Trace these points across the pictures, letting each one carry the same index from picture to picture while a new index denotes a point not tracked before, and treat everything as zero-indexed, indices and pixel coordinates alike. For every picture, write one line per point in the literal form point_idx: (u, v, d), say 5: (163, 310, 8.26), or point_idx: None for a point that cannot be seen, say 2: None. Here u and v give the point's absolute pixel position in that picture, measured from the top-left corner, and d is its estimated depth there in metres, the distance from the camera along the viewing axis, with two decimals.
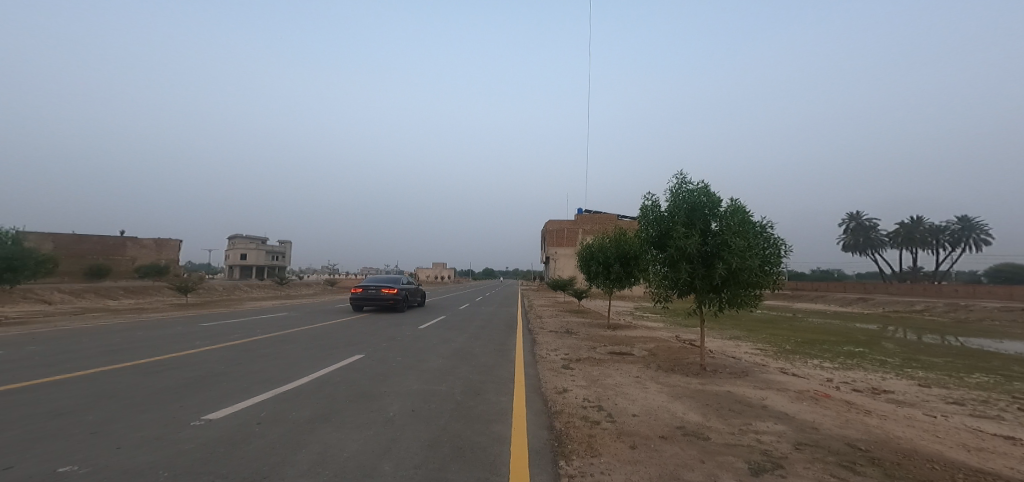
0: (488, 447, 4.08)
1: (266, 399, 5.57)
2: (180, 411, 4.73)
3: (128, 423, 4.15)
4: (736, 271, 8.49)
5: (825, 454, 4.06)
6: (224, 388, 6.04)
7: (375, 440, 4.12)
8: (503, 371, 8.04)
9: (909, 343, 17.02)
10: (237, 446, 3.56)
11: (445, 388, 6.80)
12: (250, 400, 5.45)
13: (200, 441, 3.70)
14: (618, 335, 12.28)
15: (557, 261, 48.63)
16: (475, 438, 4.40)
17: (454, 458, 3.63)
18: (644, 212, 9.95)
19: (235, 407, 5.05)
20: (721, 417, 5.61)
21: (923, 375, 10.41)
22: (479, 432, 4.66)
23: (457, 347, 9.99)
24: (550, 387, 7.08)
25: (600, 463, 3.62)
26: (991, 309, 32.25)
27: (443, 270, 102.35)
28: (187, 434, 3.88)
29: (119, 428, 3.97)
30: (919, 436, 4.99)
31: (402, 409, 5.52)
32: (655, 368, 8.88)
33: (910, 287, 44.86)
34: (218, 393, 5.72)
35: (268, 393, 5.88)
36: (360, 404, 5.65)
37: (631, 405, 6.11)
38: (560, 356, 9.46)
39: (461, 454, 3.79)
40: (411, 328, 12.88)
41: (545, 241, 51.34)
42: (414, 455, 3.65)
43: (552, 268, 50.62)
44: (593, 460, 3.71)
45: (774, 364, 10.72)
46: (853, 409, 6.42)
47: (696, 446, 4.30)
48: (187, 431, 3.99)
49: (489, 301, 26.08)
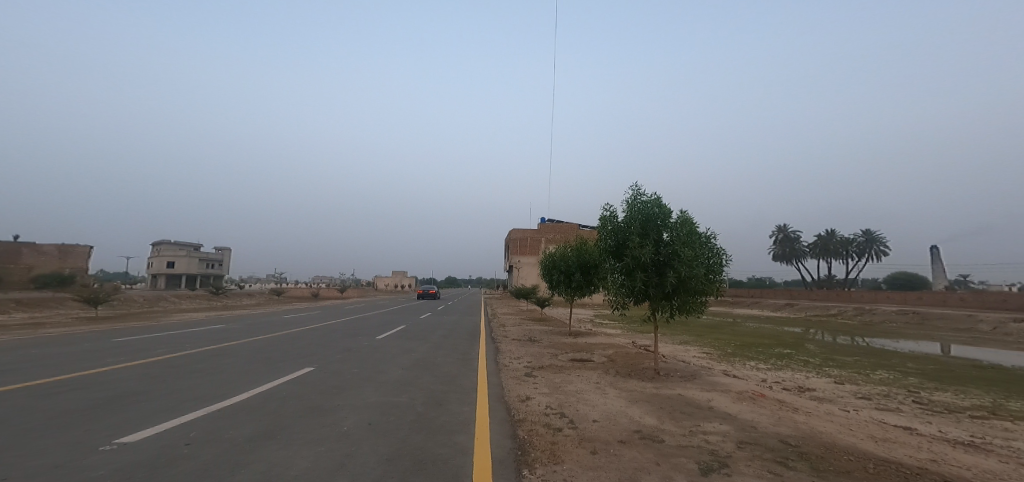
0: (451, 459, 3.99)
1: (197, 417, 5.06)
2: (90, 436, 4.16)
3: (21, 451, 3.60)
4: (685, 279, 9.01)
5: (762, 451, 4.38)
6: (146, 407, 5.41)
7: (327, 455, 3.89)
8: (465, 380, 7.94)
9: (828, 344, 18.93)
10: (159, 470, 3.19)
11: (406, 399, 6.55)
12: (176, 420, 4.92)
13: (115, 465, 3.29)
14: (579, 343, 12.54)
15: (520, 269, 48.97)
16: (437, 450, 4.27)
17: (415, 471, 3.51)
18: (603, 222, 10.34)
19: (158, 427, 4.54)
20: (673, 420, 5.89)
21: (838, 373, 11.65)
22: (442, 444, 4.53)
23: (419, 358, 9.71)
24: (514, 396, 7.02)
25: (563, 470, 3.65)
26: (889, 312, 36.72)
27: (401, 277, 99.67)
28: (100, 459, 3.43)
29: (8, 458, 3.42)
30: (837, 430, 5.55)
31: (357, 423, 5.24)
32: (613, 373, 9.15)
33: (827, 293, 49.80)
34: (138, 413, 5.12)
35: (199, 412, 5.31)
36: (311, 419, 5.30)
37: (592, 411, 6.24)
38: (524, 364, 9.48)
39: (422, 466, 3.67)
40: (368, 338, 12.37)
41: (508, 251, 51.51)
42: (370, 470, 3.47)
43: (513, 277, 50.81)
44: (556, 468, 3.74)
45: (718, 367, 11.48)
46: (784, 407, 7.01)
47: (652, 450, 4.47)
48: (99, 456, 3.53)
49: (451, 310, 25.67)
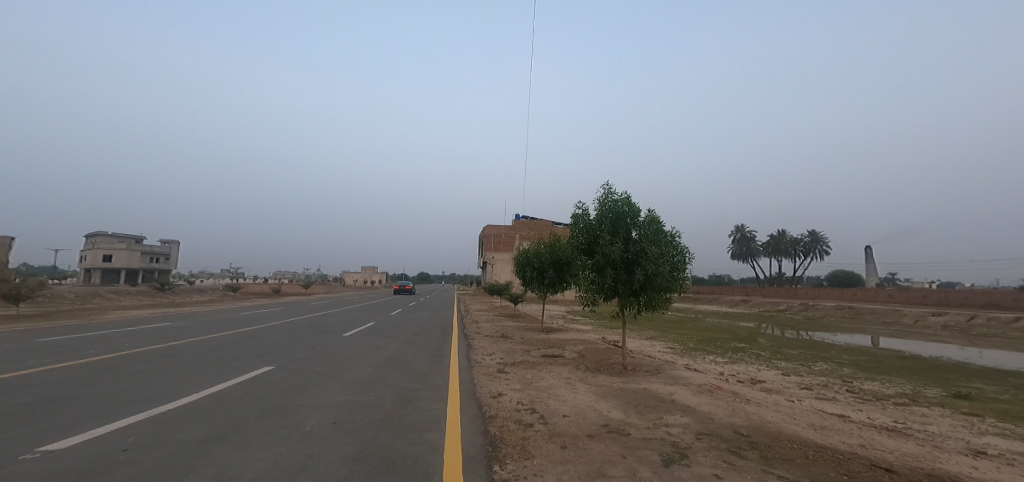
0: (420, 457, 3.88)
1: (138, 421, 4.64)
2: (8, 444, 3.71)
3: None
4: (651, 276, 9.27)
5: (718, 442, 4.58)
6: (78, 412, 4.90)
7: (288, 457, 3.67)
8: (436, 378, 7.78)
9: (777, 338, 20.17)
10: (92, 479, 2.88)
11: (374, 398, 6.33)
12: (114, 424, 4.48)
13: (39, 475, 2.93)
14: (551, 338, 12.65)
15: (494, 265, 48.77)
16: (406, 448, 4.14)
17: (383, 470, 3.37)
18: (575, 219, 10.46)
19: (91, 433, 4.12)
20: (638, 413, 6.05)
21: (785, 365, 12.45)
22: (412, 442, 4.40)
23: (388, 355, 9.43)
24: (486, 392, 6.96)
25: (533, 465, 3.64)
26: (830, 307, 39.68)
27: (368, 273, 96.87)
28: (21, 469, 3.06)
29: None
30: (783, 419, 5.92)
31: (321, 422, 4.99)
32: (583, 369, 9.29)
33: (777, 290, 53.08)
34: (68, 419, 4.62)
35: (140, 417, 4.85)
36: (270, 420, 4.99)
37: (562, 406, 6.29)
38: (496, 360, 9.44)
39: (391, 465, 3.54)
40: (333, 335, 11.87)
41: (482, 247, 51.22)
42: (334, 470, 3.30)
43: (486, 274, 50.54)
44: (527, 463, 3.72)
45: (681, 361, 11.94)
46: (737, 398, 7.40)
47: (619, 443, 4.56)
48: (20, 466, 3.14)
49: (422, 307, 25.19)
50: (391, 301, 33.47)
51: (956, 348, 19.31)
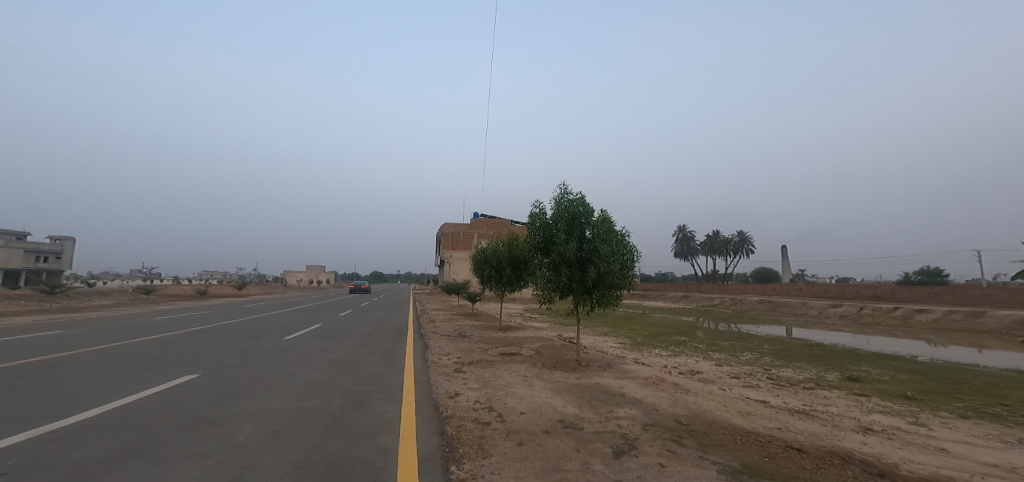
0: (373, 461, 3.55)
1: (20, 441, 3.84)
2: None
3: None
4: (603, 275, 9.45)
5: (662, 432, 4.73)
6: None
7: (217, 469, 3.19)
8: (389, 379, 7.34)
9: (712, 332, 21.69)
10: None
11: (319, 403, 5.80)
12: None
13: None
14: (509, 337, 12.55)
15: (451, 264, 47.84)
16: (358, 453, 3.79)
17: (331, 477, 3.03)
18: (531, 218, 10.44)
19: None
20: (591, 407, 6.11)
21: (718, 356, 13.38)
22: (364, 446, 4.04)
23: (335, 358, 8.78)
24: (441, 392, 6.64)
25: (490, 463, 3.49)
26: (756, 301, 43.59)
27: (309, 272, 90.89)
28: None
29: None
30: (716, 407, 6.28)
31: (258, 431, 4.45)
32: (540, 366, 9.26)
33: (712, 286, 57.30)
34: None
35: (21, 437, 4.00)
36: (195, 431, 4.37)
37: (519, 403, 6.18)
38: (453, 359, 9.15)
39: (340, 472, 3.19)
40: (272, 339, 10.86)
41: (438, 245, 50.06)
42: None
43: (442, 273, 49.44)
44: (484, 461, 3.55)
45: (630, 355, 12.37)
46: (678, 389, 7.77)
47: (574, 437, 4.54)
48: None
49: (373, 307, 24.03)
50: (340, 301, 31.63)
51: (854, 335, 21.98)
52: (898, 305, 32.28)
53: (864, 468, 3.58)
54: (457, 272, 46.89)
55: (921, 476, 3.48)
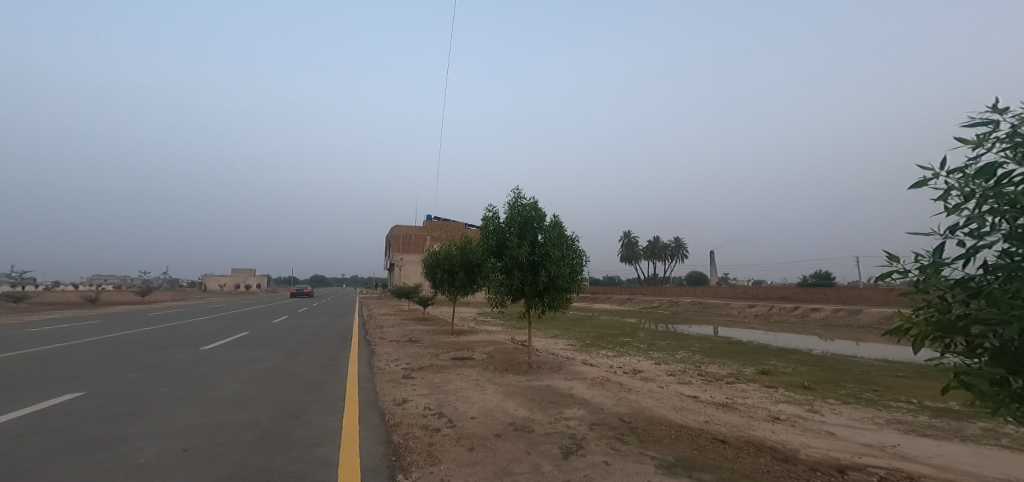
0: (304, 476, 3.39)
1: None
2: None
3: None
4: (554, 278, 9.72)
5: (607, 430, 4.99)
6: None
7: None
8: (330, 389, 7.01)
9: (653, 332, 23.01)
10: None
11: (244, 416, 5.42)
12: None
13: None
14: (461, 341, 12.49)
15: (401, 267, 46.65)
16: (288, 468, 3.59)
17: None
18: (485, 222, 10.50)
19: None
20: (542, 409, 6.27)
21: (659, 355, 14.24)
22: (297, 459, 3.84)
23: (270, 368, 8.21)
24: (389, 399, 6.47)
25: (440, 471, 3.49)
26: (691, 302, 46.77)
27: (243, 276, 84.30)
28: None
29: None
30: (656, 404, 6.72)
31: (166, 450, 4.07)
32: (492, 370, 9.33)
33: (654, 289, 60.58)
34: None
35: None
36: (88, 455, 3.92)
37: (471, 408, 6.19)
38: (401, 366, 8.94)
39: None
40: (196, 350, 9.93)
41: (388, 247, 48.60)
42: None
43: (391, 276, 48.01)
44: (433, 469, 3.54)
45: (579, 357, 12.81)
46: (622, 388, 8.20)
47: (524, 440, 4.66)
48: None
49: (315, 313, 22.76)
50: (278, 306, 29.63)
51: (771, 332, 24.36)
52: (806, 304, 36.11)
53: (773, 454, 4.02)
54: (405, 274, 45.69)
55: (819, 458, 3.98)
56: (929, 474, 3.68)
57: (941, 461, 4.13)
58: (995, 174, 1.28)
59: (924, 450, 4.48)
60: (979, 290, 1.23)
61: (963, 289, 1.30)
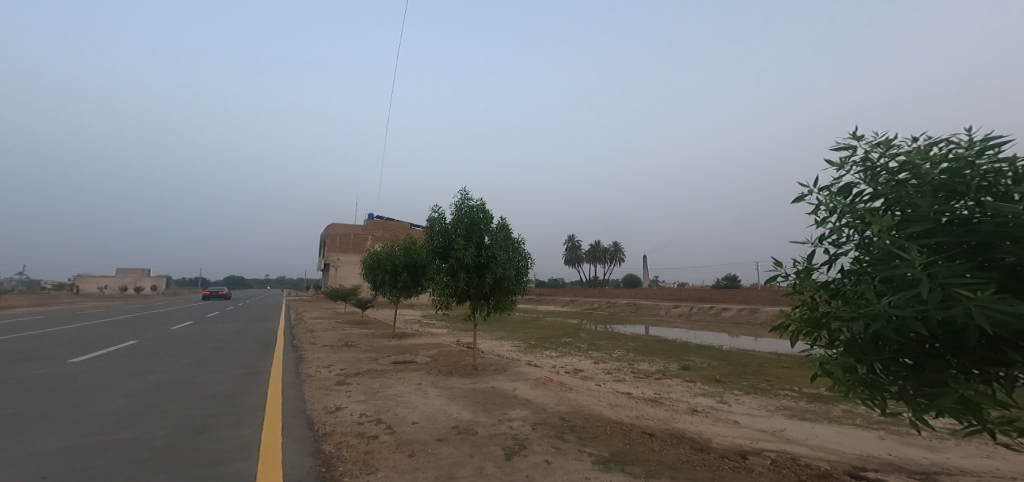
0: None
1: None
2: None
3: None
4: (500, 280, 9.77)
5: (549, 429, 5.10)
6: None
7: None
8: (251, 399, 6.44)
9: (593, 332, 23.95)
10: None
11: (137, 433, 4.80)
12: None
13: None
14: (403, 344, 12.13)
15: (337, 268, 44.26)
16: None
17: None
18: (430, 222, 10.32)
19: None
20: (485, 411, 6.27)
21: (599, 354, 14.85)
22: (208, 477, 3.48)
23: (180, 380, 7.39)
24: (319, 408, 6.06)
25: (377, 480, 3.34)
26: (628, 303, 49.28)
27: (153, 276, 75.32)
28: None
29: None
30: (594, 402, 6.99)
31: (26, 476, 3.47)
32: (435, 372, 9.19)
33: (594, 291, 62.98)
34: None
35: None
36: None
37: (412, 413, 6.03)
38: (336, 372, 8.47)
39: None
40: (87, 362, 8.66)
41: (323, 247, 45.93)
42: None
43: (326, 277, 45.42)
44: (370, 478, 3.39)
45: (524, 358, 12.99)
46: (564, 387, 8.44)
47: (467, 443, 4.62)
48: None
49: (238, 317, 20.85)
50: (193, 310, 26.79)
51: (697, 331, 26.35)
52: (723, 304, 39.63)
53: (691, 444, 4.35)
54: (339, 276, 43.63)
55: (737, 446, 4.37)
56: (826, 455, 4.18)
57: (829, 442, 4.71)
58: (850, 194, 1.72)
59: (816, 433, 5.08)
60: (837, 291, 1.64)
61: (825, 291, 1.72)
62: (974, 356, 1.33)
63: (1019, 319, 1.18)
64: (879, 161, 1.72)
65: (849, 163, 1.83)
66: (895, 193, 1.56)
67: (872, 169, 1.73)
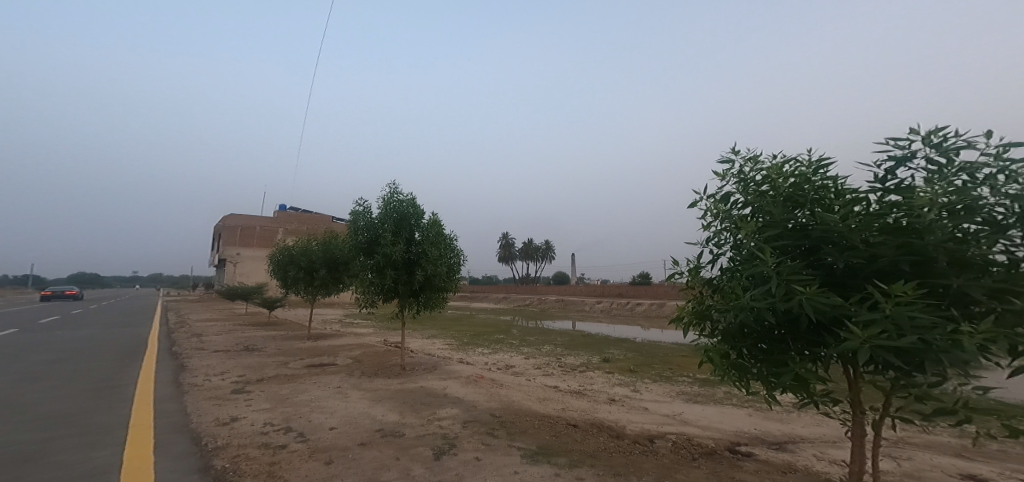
0: None
1: None
2: None
3: None
4: (431, 277, 9.52)
5: (480, 427, 5.09)
6: None
7: None
8: (119, 414, 5.51)
9: (525, 329, 24.47)
10: None
11: None
12: None
13: None
14: (322, 346, 11.36)
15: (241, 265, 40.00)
16: None
17: None
18: (354, 216, 9.75)
19: None
20: (413, 412, 6.09)
21: (529, 350, 15.20)
22: None
23: (25, 398, 6.10)
24: (208, 420, 5.35)
25: None
26: (556, 299, 51.05)
27: None
28: None
29: None
30: (524, 396, 7.12)
31: None
32: (356, 374, 8.72)
33: (525, 287, 64.26)
34: None
35: None
36: None
37: (329, 418, 5.64)
38: (233, 380, 7.65)
39: None
40: None
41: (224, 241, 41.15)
42: None
43: (228, 275, 40.82)
44: None
45: (456, 356, 12.86)
46: (495, 384, 8.48)
47: (393, 445, 4.44)
48: None
49: (114, 321, 17.88)
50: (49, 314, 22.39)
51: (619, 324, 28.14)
52: (641, 299, 42.79)
53: (610, 432, 4.62)
54: (242, 272, 39.76)
55: (653, 431, 4.72)
56: (727, 434, 4.68)
57: (731, 422, 5.27)
58: (727, 201, 1.94)
59: (719, 414, 5.67)
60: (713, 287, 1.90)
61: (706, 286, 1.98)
62: (804, 340, 1.62)
63: (830, 308, 1.43)
64: (748, 173, 1.95)
65: (727, 173, 2.06)
66: (757, 203, 1.81)
67: (742, 178, 1.96)
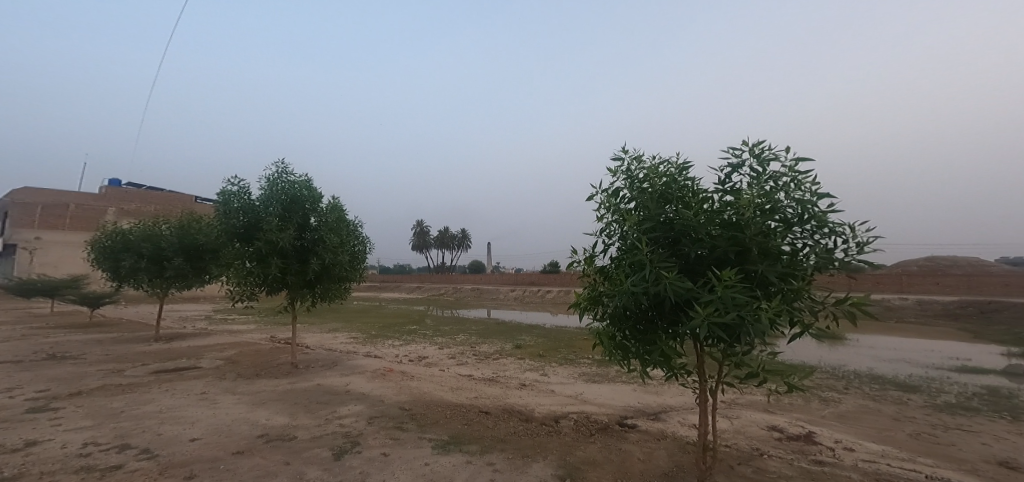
0: None
1: None
2: None
3: None
4: (328, 266, 8.83)
5: (387, 421, 4.95)
6: None
7: None
8: None
9: (438, 318, 24.15)
10: None
11: None
12: None
13: None
14: (179, 348, 9.85)
15: None
16: None
17: None
18: (229, 197, 8.54)
19: None
20: (308, 413, 5.66)
21: (442, 340, 15.07)
22: None
23: None
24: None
25: None
26: (469, 289, 51.17)
27: None
28: None
29: None
30: (436, 387, 7.08)
31: None
32: (231, 377, 7.78)
33: (436, 277, 63.11)
34: None
35: None
36: None
37: (186, 429, 4.93)
38: (32, 397, 6.17)
39: None
40: None
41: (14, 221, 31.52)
42: None
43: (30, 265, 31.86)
44: None
45: (362, 349, 12.22)
46: (405, 376, 8.28)
47: (281, 450, 4.09)
48: None
49: None
50: None
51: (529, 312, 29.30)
52: (548, 286, 45.01)
53: (519, 416, 4.84)
54: None
55: (554, 412, 5.07)
56: (621, 410, 5.23)
57: (625, 397, 5.91)
58: (616, 196, 2.17)
59: (614, 392, 6.29)
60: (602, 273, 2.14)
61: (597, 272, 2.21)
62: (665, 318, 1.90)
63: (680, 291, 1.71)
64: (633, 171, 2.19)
65: (617, 170, 2.29)
66: (638, 198, 2.06)
67: (629, 175, 2.19)
